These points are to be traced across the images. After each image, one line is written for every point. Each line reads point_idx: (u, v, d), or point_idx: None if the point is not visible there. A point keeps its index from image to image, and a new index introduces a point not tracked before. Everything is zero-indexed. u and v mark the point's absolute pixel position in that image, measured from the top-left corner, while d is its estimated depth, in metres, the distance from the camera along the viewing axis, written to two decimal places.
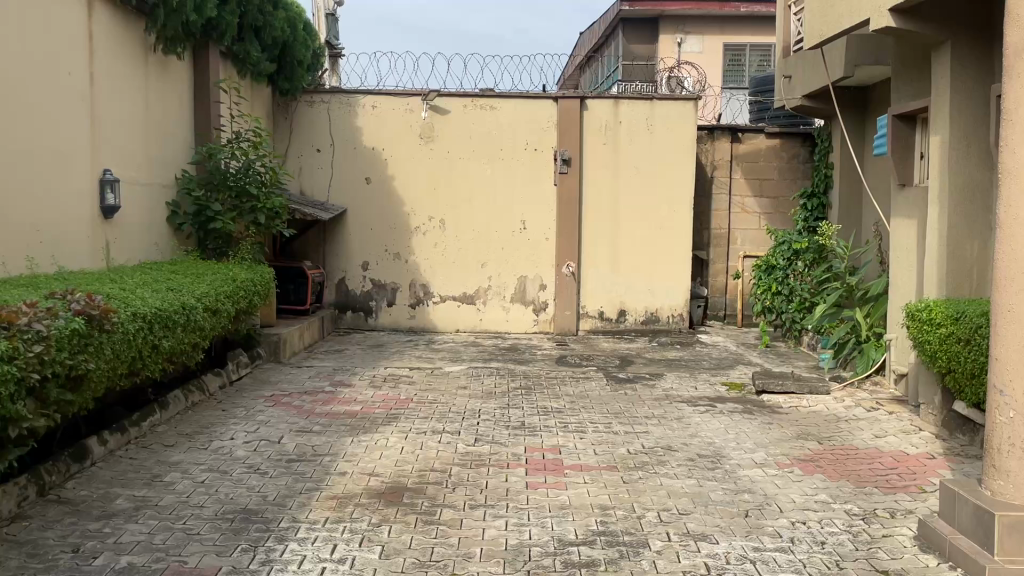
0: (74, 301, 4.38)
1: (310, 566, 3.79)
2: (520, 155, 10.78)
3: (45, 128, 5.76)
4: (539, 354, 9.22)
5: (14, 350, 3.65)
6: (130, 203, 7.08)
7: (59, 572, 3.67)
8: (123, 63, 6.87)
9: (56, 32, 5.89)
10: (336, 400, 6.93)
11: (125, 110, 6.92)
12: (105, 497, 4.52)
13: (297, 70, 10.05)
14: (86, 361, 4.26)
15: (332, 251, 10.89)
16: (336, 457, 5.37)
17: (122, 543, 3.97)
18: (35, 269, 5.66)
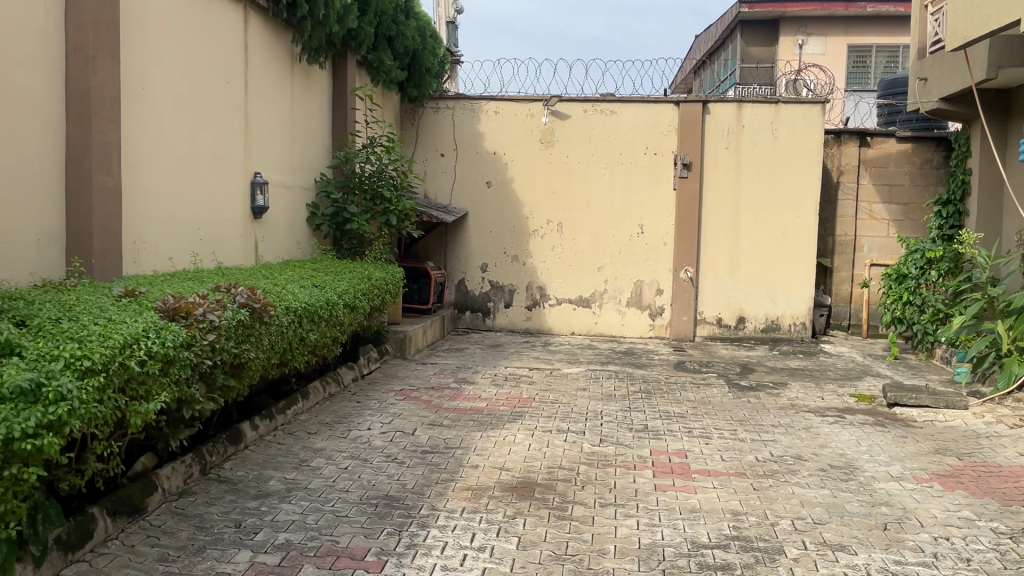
0: (237, 294, 4.76)
1: (453, 552, 3.96)
2: (640, 160, 10.78)
3: (206, 133, 6.23)
4: (657, 359, 9.20)
5: (192, 337, 4.01)
6: (277, 205, 7.54)
7: (225, 544, 3.97)
8: (273, 73, 7.33)
9: (218, 44, 6.35)
10: (462, 396, 7.15)
11: (274, 117, 7.38)
12: (260, 478, 4.87)
13: (425, 77, 10.41)
14: (246, 350, 4.63)
15: (453, 253, 11.21)
16: (468, 451, 5.56)
17: (278, 521, 4.27)
18: (197, 264, 6.12)
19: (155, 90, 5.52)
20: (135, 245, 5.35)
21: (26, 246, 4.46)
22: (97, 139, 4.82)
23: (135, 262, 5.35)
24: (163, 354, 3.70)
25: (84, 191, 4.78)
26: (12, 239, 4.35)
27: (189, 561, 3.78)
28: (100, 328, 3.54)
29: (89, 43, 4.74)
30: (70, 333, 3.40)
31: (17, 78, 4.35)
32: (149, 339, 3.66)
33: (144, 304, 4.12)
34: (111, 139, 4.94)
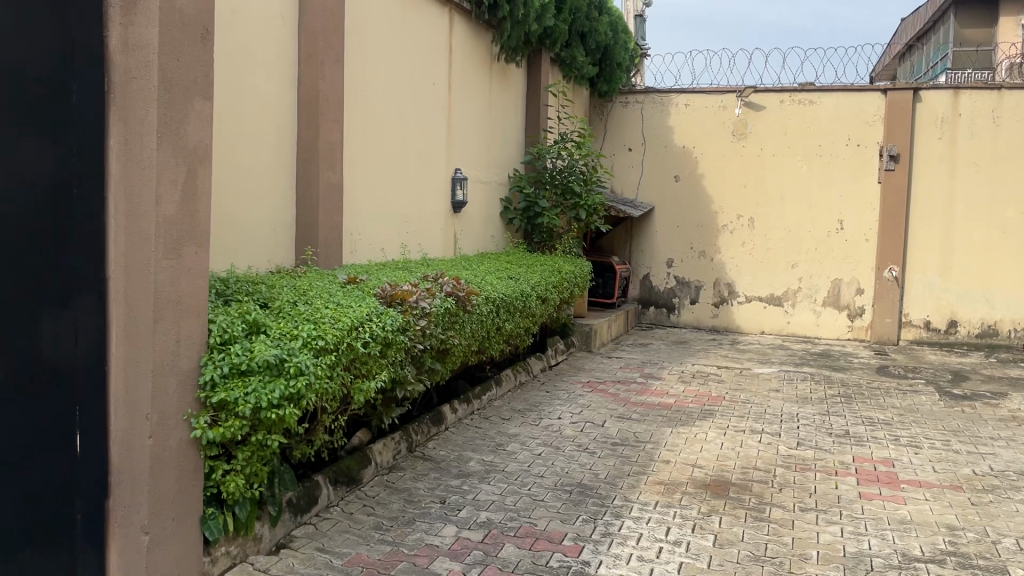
0: (445, 283, 5.06)
1: (648, 544, 3.99)
2: (840, 152, 10.25)
3: (415, 132, 6.63)
4: (856, 363, 8.73)
5: (407, 323, 4.32)
6: (474, 199, 7.88)
7: (432, 518, 4.22)
8: (474, 73, 7.66)
9: (427, 47, 6.72)
10: (650, 391, 7.15)
11: (474, 116, 7.72)
12: (460, 458, 5.13)
13: (616, 72, 10.48)
14: (451, 336, 4.92)
15: (639, 248, 11.20)
16: (658, 445, 5.57)
17: (480, 500, 4.48)
18: (404, 255, 6.55)
19: (372, 93, 5.95)
20: (352, 237, 5.80)
21: (265, 237, 4.96)
22: (324, 140, 5.27)
23: (352, 252, 5.80)
24: (382, 337, 4.00)
25: (312, 186, 5.25)
26: (254, 231, 4.84)
27: (401, 531, 4.06)
28: (332, 311, 3.88)
29: (320, 50, 5.18)
30: (306, 315, 3.74)
31: (260, 85, 4.84)
32: (372, 323, 3.97)
33: (365, 291, 4.47)
34: (336, 139, 5.39)
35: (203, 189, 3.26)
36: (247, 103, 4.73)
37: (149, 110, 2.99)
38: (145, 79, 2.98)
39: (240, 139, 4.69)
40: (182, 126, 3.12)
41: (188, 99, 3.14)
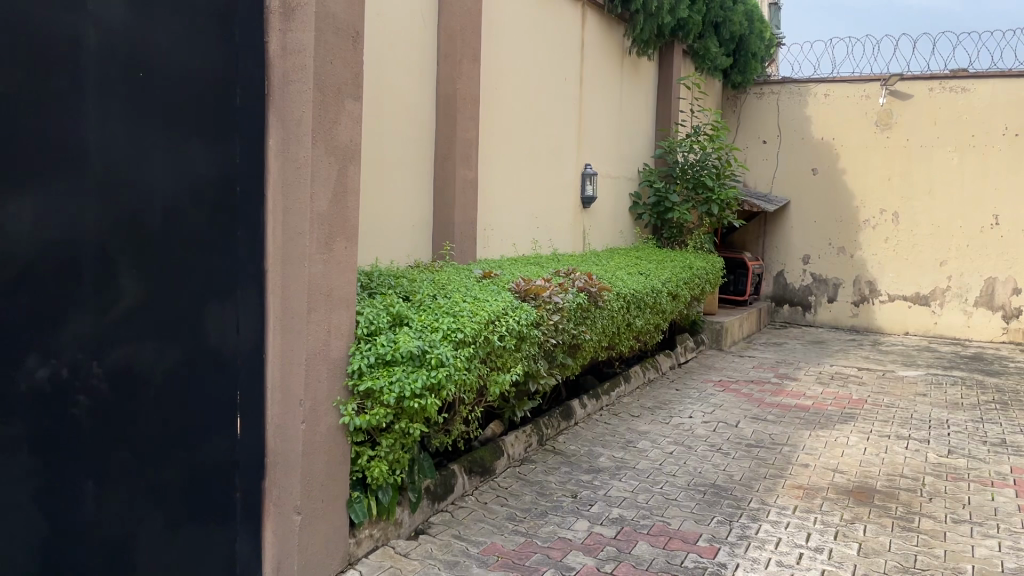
0: (576, 279, 5.08)
1: (787, 549, 3.87)
2: (997, 142, 9.56)
3: (546, 128, 6.68)
4: (1013, 367, 8.14)
5: (540, 317, 4.37)
6: (603, 194, 7.87)
7: (564, 512, 4.25)
8: (605, 68, 7.63)
9: (559, 43, 6.76)
10: (786, 392, 6.92)
11: (604, 110, 7.69)
12: (591, 454, 5.14)
13: (751, 62, 10.21)
14: (582, 331, 4.93)
15: (773, 244, 10.87)
16: (796, 448, 5.38)
17: (611, 496, 4.47)
18: (535, 250, 6.63)
19: (506, 90, 6.04)
20: (485, 232, 5.92)
21: (404, 233, 5.12)
22: (460, 137, 5.39)
23: (485, 247, 5.92)
24: (517, 331, 4.06)
25: (449, 182, 5.38)
26: (394, 226, 5.02)
27: (534, 522, 4.11)
28: (469, 305, 3.97)
29: (457, 48, 5.31)
30: (445, 308, 3.85)
31: (400, 85, 5.01)
32: (507, 317, 4.04)
33: (500, 286, 4.55)
34: (471, 135, 5.51)
35: (352, 185, 3.39)
36: (388, 102, 4.91)
37: (305, 110, 3.14)
38: (302, 81, 3.13)
39: (382, 137, 4.88)
40: (334, 126, 3.25)
41: (339, 100, 3.27)
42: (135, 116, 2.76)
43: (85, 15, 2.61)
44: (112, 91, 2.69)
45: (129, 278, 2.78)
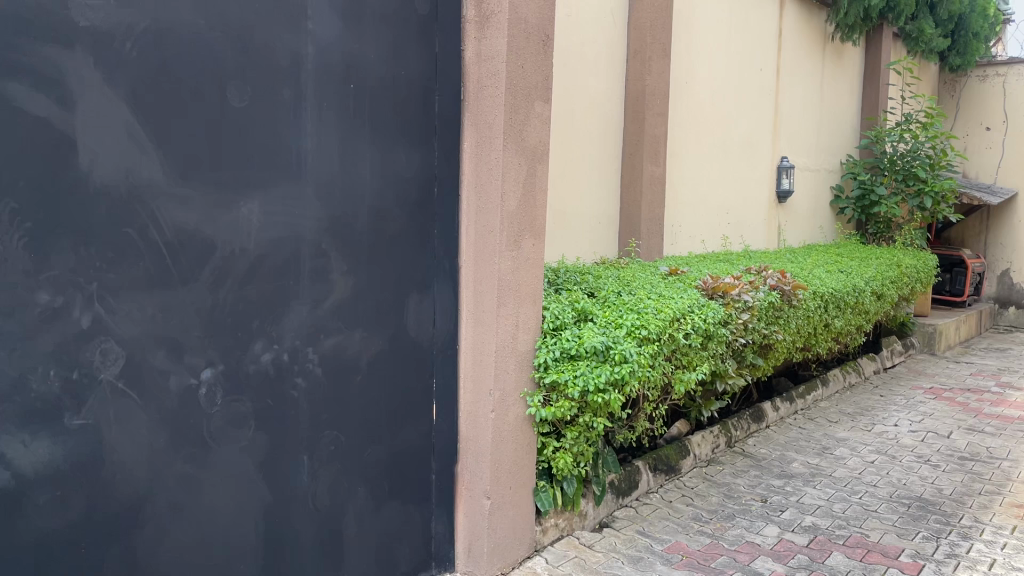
0: (769, 277, 4.92)
1: (1003, 572, 3.56)
2: None
3: (739, 121, 6.51)
4: None
5: (729, 316, 4.28)
6: (801, 188, 7.54)
7: (753, 516, 4.15)
8: (804, 56, 7.31)
9: (755, 34, 6.57)
10: (1008, 402, 6.30)
11: (802, 100, 7.37)
12: (783, 458, 4.96)
13: (972, 43, 9.39)
14: (775, 331, 4.77)
15: (997, 240, 9.91)
16: (1019, 464, 4.90)
17: (804, 503, 4.30)
18: (727, 246, 6.48)
19: (698, 85, 5.96)
20: (673, 229, 5.87)
21: (590, 229, 5.22)
22: (649, 133, 5.40)
23: (673, 244, 5.87)
24: (704, 330, 4.00)
25: (636, 179, 5.41)
26: (581, 223, 5.13)
27: (720, 524, 4.04)
28: (654, 302, 3.96)
29: (647, 45, 5.32)
30: (630, 305, 3.87)
31: (590, 82, 5.11)
32: (694, 315, 3.99)
33: (686, 284, 4.53)
34: (660, 132, 5.49)
35: (541, 184, 3.48)
36: (577, 101, 5.02)
37: (497, 114, 3.27)
38: (495, 86, 3.27)
39: (571, 137, 5.01)
40: (524, 127, 3.36)
41: (529, 103, 3.38)
42: (348, 125, 3.04)
43: (305, 38, 2.88)
44: (328, 103, 2.97)
45: (340, 274, 3.06)
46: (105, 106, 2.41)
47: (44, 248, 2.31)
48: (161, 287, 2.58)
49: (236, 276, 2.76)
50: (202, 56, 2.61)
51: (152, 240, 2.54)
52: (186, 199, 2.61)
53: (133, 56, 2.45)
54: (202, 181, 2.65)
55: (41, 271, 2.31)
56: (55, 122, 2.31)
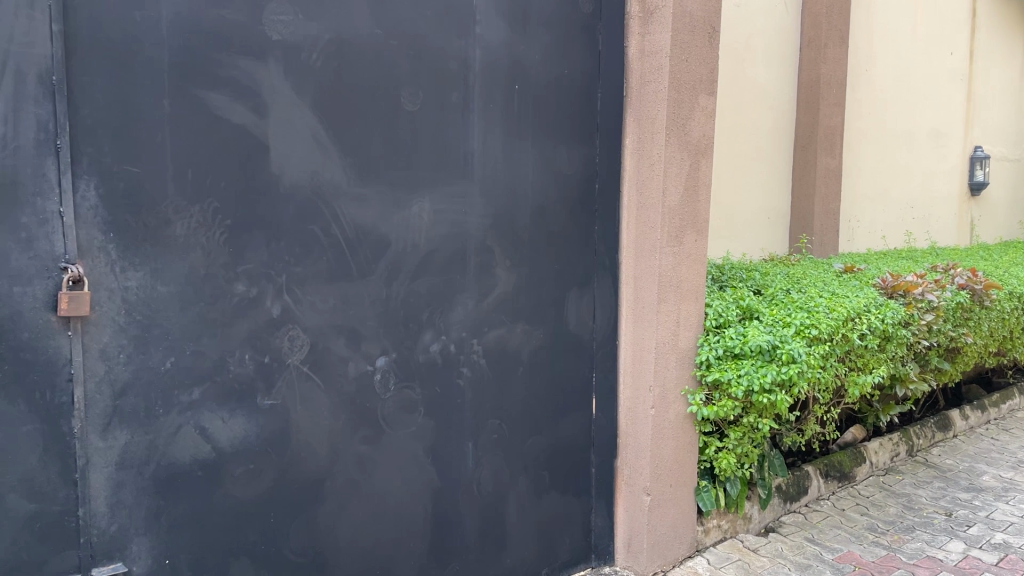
0: (957, 276, 4.57)
1: None
2: None
3: (926, 109, 6.09)
4: None
5: (910, 316, 4.02)
6: (997, 180, 6.95)
7: (935, 530, 3.87)
8: (1002, 37, 6.73)
9: (946, 16, 6.12)
10: None
11: (1000, 85, 6.79)
12: (972, 471, 4.60)
13: None
14: (964, 333, 4.43)
15: None
16: None
17: (995, 520, 3.97)
18: (910, 243, 6.08)
19: (879, 72, 5.64)
20: (850, 225, 5.59)
21: (758, 225, 5.08)
22: (824, 124, 5.17)
23: (850, 241, 5.58)
24: (881, 330, 3.78)
25: (808, 173, 5.20)
26: (749, 218, 5.00)
27: (898, 536, 3.81)
28: (826, 300, 3.79)
29: (823, 32, 5.11)
30: (800, 303, 3.73)
31: (759, 73, 4.96)
32: (870, 315, 3.78)
33: (862, 283, 4.30)
34: (835, 122, 5.25)
35: (705, 179, 3.42)
36: (746, 94, 4.89)
37: (659, 110, 3.25)
38: (658, 81, 3.25)
39: (738, 131, 4.89)
40: (687, 121, 3.31)
41: (693, 96, 3.33)
42: (512, 125, 3.14)
43: (472, 42, 3.00)
44: (494, 103, 3.08)
45: (504, 269, 3.16)
46: (293, 112, 2.62)
47: (240, 243, 2.55)
48: (341, 280, 2.77)
49: (408, 270, 2.92)
50: (379, 64, 2.78)
51: (334, 236, 2.74)
52: (363, 198, 2.79)
53: (317, 66, 2.65)
54: (379, 181, 2.82)
55: (240, 264, 2.55)
56: (251, 129, 2.54)
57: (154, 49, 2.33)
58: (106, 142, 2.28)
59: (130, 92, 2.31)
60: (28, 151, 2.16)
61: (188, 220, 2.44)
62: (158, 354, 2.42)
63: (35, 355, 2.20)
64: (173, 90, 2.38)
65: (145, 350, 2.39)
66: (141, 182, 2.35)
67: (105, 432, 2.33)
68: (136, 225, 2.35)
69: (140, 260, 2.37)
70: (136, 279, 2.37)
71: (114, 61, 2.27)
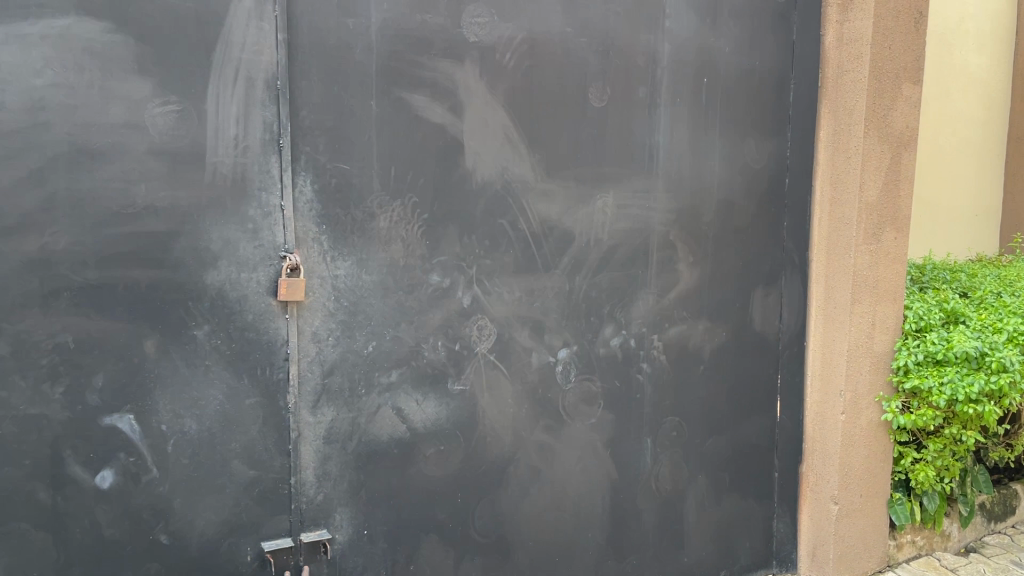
0: None
1: None
2: None
3: None
4: None
5: None
6: None
7: None
8: None
9: None
10: None
11: None
12: None
13: None
14: None
15: None
16: None
17: None
18: None
19: None
20: None
21: (966, 223, 4.75)
22: None
23: None
24: None
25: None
26: (956, 216, 4.69)
27: None
28: None
29: None
30: (1014, 307, 3.40)
31: (970, 60, 4.61)
32: None
33: None
34: None
35: (909, 173, 3.22)
36: (955, 81, 4.56)
37: (859, 100, 3.09)
38: (857, 70, 3.09)
39: (945, 122, 4.56)
40: (890, 112, 3.14)
41: (897, 85, 3.14)
42: (700, 119, 3.09)
43: (662, 36, 2.98)
44: (682, 97, 3.05)
45: (688, 265, 3.13)
46: (486, 111, 2.72)
47: (436, 236, 2.68)
48: (527, 273, 2.85)
49: (592, 264, 2.96)
50: (569, 62, 2.83)
51: (521, 230, 2.82)
52: (550, 193, 2.86)
53: (510, 66, 2.74)
54: (565, 177, 2.87)
55: (435, 255, 2.68)
56: (448, 127, 2.66)
57: (364, 54, 2.50)
58: (321, 141, 2.48)
59: (343, 95, 2.49)
60: (256, 150, 2.38)
61: (390, 213, 2.60)
62: (362, 338, 2.60)
63: (258, 335, 2.44)
64: (380, 92, 2.54)
65: (350, 334, 2.58)
66: (350, 178, 2.53)
67: (315, 408, 2.53)
68: (345, 219, 2.53)
69: (348, 251, 2.55)
70: (344, 267, 2.55)
71: (329, 66, 2.46)
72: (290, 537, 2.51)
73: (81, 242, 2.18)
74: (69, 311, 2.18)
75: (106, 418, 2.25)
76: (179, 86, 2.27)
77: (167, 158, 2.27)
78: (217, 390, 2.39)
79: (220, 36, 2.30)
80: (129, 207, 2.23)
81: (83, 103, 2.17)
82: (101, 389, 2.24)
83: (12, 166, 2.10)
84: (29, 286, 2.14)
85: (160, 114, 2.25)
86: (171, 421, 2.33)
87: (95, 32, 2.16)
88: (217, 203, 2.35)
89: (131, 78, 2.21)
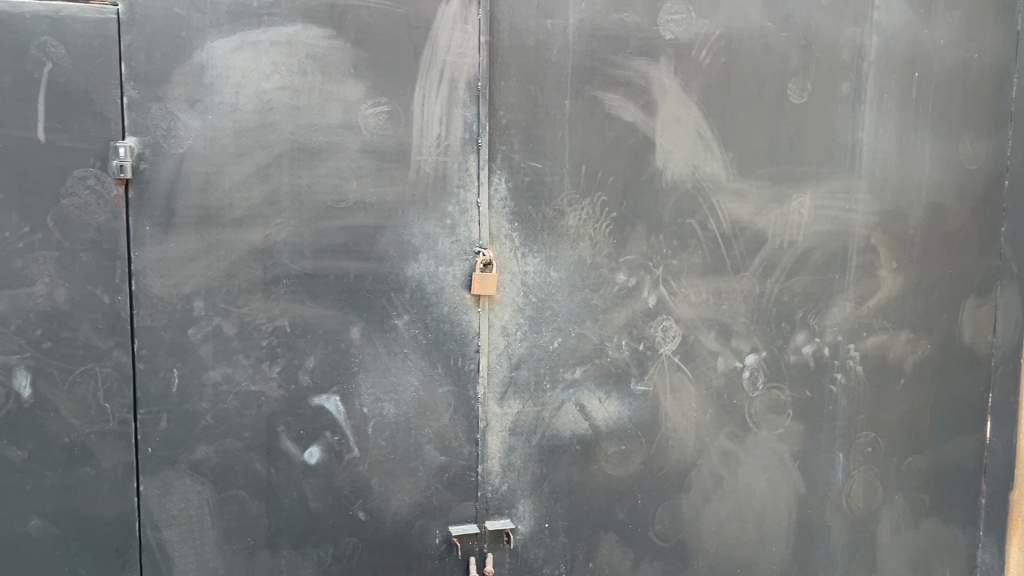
0: None
1: None
2: None
3: None
4: None
5: None
6: None
7: None
8: None
9: None
10: None
11: None
12: None
13: None
14: None
15: None
16: None
17: None
18: None
19: None
20: None
21: None
22: None
23: None
24: None
25: None
26: None
27: None
28: None
29: None
30: None
31: None
32: None
33: None
34: None
35: None
36: None
37: None
38: None
39: None
40: None
41: None
42: (908, 115, 2.90)
43: (870, 28, 2.82)
44: (889, 93, 2.87)
45: (890, 271, 2.95)
46: (680, 109, 2.68)
47: (624, 235, 2.68)
48: (716, 274, 2.78)
49: (784, 267, 2.85)
50: (768, 57, 2.74)
51: (711, 230, 2.76)
52: (742, 193, 2.78)
53: (706, 63, 2.69)
54: (759, 177, 2.78)
55: (622, 254, 2.68)
56: (640, 126, 2.65)
57: (561, 54, 2.54)
58: (517, 140, 2.54)
59: (539, 95, 2.54)
60: (457, 148, 2.47)
61: (580, 211, 2.62)
62: (548, 334, 2.64)
63: (452, 326, 2.53)
64: (574, 92, 2.57)
65: (537, 330, 2.62)
66: (543, 177, 2.57)
67: (502, 399, 2.60)
68: (536, 216, 2.58)
69: (539, 248, 2.60)
70: (534, 264, 2.60)
71: (527, 66, 2.52)
72: (475, 523, 2.60)
73: (298, 234, 2.36)
74: (287, 297, 2.37)
75: (315, 398, 2.41)
76: (388, 88, 2.39)
77: (376, 156, 2.40)
78: (413, 377, 2.51)
79: (427, 40, 2.41)
80: (341, 202, 2.38)
81: (305, 104, 2.34)
82: (311, 370, 2.40)
83: (244, 162, 2.31)
84: (253, 274, 2.34)
85: (371, 114, 2.38)
86: (372, 404, 2.47)
87: (318, 38, 2.32)
88: (419, 199, 2.46)
89: (347, 81, 2.36)
